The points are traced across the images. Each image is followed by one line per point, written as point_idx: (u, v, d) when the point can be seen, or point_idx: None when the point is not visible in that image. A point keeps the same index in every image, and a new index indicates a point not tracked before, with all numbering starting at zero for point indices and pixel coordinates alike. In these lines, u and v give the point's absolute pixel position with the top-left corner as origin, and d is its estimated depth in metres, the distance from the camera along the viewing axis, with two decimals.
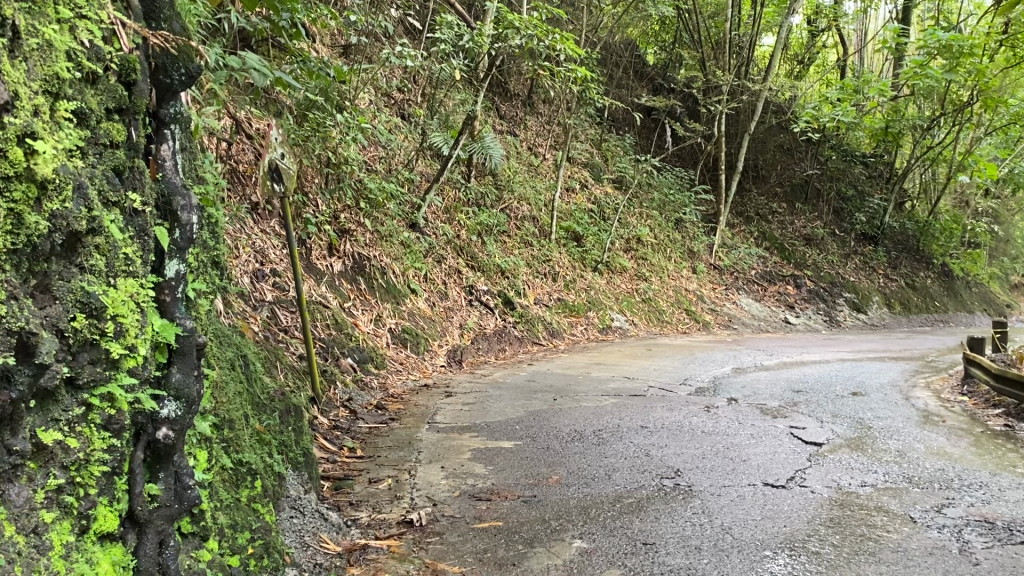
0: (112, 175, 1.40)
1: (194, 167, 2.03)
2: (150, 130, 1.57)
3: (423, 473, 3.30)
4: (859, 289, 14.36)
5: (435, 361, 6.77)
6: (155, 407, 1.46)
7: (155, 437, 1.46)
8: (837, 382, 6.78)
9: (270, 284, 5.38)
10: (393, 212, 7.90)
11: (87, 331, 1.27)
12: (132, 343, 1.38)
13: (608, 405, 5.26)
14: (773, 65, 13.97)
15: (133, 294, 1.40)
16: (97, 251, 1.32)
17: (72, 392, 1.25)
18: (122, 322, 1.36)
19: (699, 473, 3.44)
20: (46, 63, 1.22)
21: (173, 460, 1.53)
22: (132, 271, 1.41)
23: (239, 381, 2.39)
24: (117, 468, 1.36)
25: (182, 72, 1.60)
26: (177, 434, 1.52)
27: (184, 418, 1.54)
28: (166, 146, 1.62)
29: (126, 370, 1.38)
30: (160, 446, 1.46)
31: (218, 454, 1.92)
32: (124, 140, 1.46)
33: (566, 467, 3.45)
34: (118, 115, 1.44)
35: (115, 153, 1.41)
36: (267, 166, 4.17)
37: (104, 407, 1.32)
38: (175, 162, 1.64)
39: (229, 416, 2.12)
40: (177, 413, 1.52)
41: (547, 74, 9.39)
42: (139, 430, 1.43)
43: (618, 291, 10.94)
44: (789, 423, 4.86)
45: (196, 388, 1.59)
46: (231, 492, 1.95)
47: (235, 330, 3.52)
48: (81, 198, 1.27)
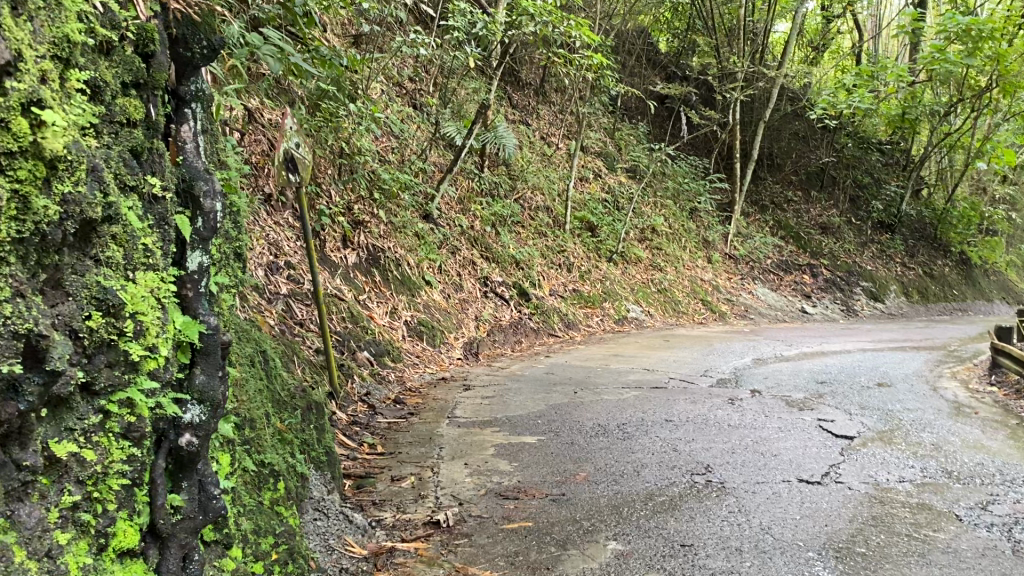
0: (131, 158, 1.31)
1: (215, 152, 1.94)
2: (169, 108, 1.48)
3: (446, 470, 3.21)
4: (876, 278, 14.19)
5: (451, 354, 6.67)
6: (177, 412, 1.37)
7: (178, 444, 1.38)
8: (862, 373, 6.64)
9: (285, 277, 5.29)
10: (407, 203, 7.80)
11: (104, 330, 1.18)
12: (153, 342, 1.30)
13: (630, 398, 5.16)
14: (789, 51, 13.79)
15: (154, 289, 1.32)
16: (114, 242, 1.23)
17: (88, 398, 1.16)
18: (142, 320, 1.27)
19: (730, 469, 3.34)
20: (54, 25, 1.12)
21: (197, 469, 1.45)
22: (152, 263, 1.33)
23: (259, 378, 2.30)
24: (137, 480, 1.27)
25: (204, 44, 1.52)
26: (201, 441, 1.43)
27: (208, 423, 1.46)
28: (187, 126, 1.53)
29: (147, 372, 1.29)
30: (183, 453, 1.38)
31: (240, 456, 1.84)
32: (142, 119, 1.36)
33: (593, 463, 3.35)
34: (135, 90, 1.35)
35: (133, 133, 1.32)
36: (282, 156, 4.07)
37: (124, 414, 1.23)
38: (197, 144, 1.54)
39: (251, 416, 2.03)
40: (200, 417, 1.43)
41: (561, 62, 9.26)
42: (160, 438, 1.34)
43: (634, 282, 10.82)
44: (817, 415, 4.74)
45: (220, 390, 1.50)
46: (254, 497, 1.86)
47: (252, 325, 3.44)
48: (97, 181, 1.17)
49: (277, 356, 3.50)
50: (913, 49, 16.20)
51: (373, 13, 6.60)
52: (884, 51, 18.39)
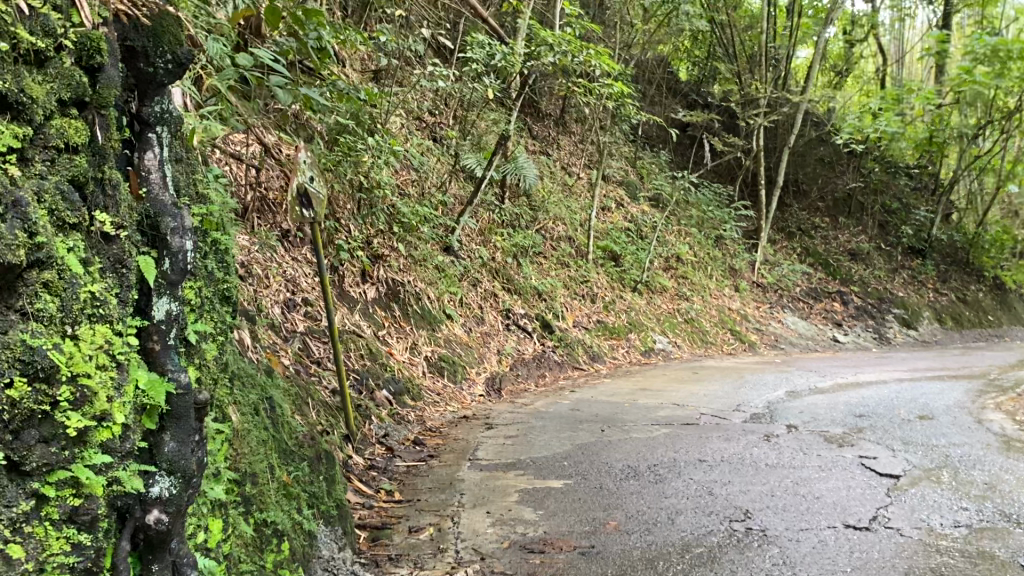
0: (70, 190, 1.26)
1: (191, 182, 1.81)
2: (131, 136, 1.47)
3: (466, 519, 3.03)
4: (908, 304, 13.84)
5: (474, 390, 6.49)
6: (142, 486, 1.34)
7: (145, 520, 1.35)
8: (900, 405, 6.38)
9: (302, 313, 5.18)
10: (428, 235, 7.69)
11: (29, 401, 1.10)
12: (103, 407, 1.25)
13: (660, 435, 4.94)
14: (811, 76, 13.68)
15: (107, 345, 1.28)
16: (47, 289, 1.17)
17: (17, 480, 1.08)
18: (86, 383, 1.21)
19: (770, 515, 3.13)
20: None
21: (171, 548, 1.43)
22: (103, 314, 1.28)
23: (263, 428, 2.15)
24: (92, 567, 1.21)
25: (166, 57, 1.51)
26: (172, 519, 1.41)
27: (179, 496, 1.44)
28: (151, 153, 1.52)
29: (99, 444, 1.24)
30: (153, 534, 1.36)
31: (235, 519, 1.73)
32: (86, 142, 1.31)
33: (624, 510, 3.15)
34: (77, 109, 1.30)
35: (73, 161, 1.27)
36: (295, 191, 3.97)
37: (65, 497, 1.16)
38: (161, 175, 1.54)
39: (250, 472, 1.90)
40: (170, 489, 1.41)
41: (581, 91, 9.18)
42: (125, 515, 1.31)
43: (660, 312, 10.61)
44: (858, 452, 4.50)
45: (194, 458, 1.49)
46: (253, 561, 1.75)
47: (262, 368, 3.30)
48: (18, 218, 1.12)
49: (288, 400, 3.36)
50: (938, 73, 16.04)
51: (391, 46, 6.57)
52: (908, 74, 18.20)
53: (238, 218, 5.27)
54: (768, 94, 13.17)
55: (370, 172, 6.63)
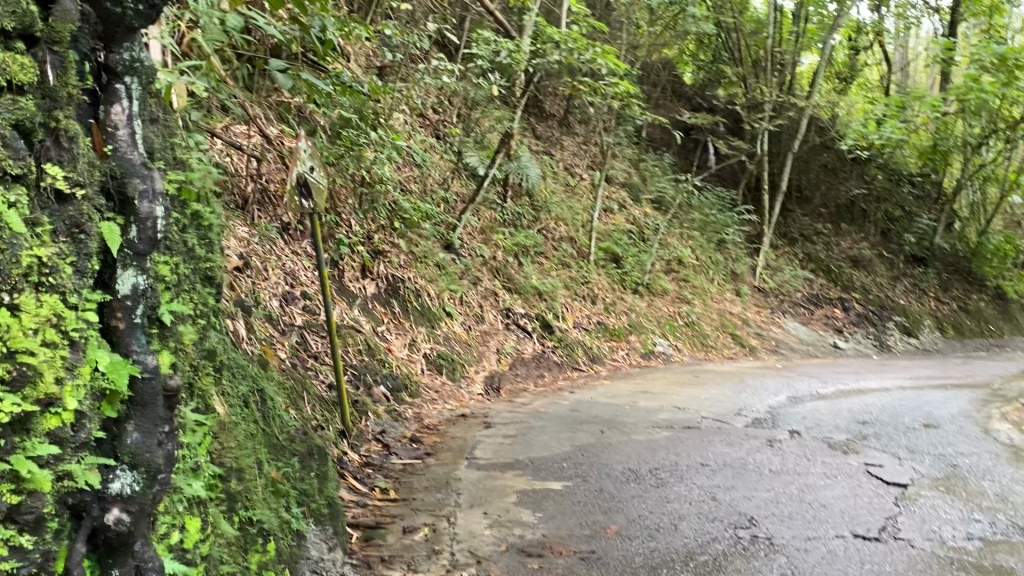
0: (14, 136, 1.26)
1: (168, 148, 1.72)
2: (95, 92, 1.45)
3: (463, 519, 2.93)
4: (910, 311, 13.72)
5: (472, 390, 6.38)
6: (98, 481, 1.31)
7: (103, 519, 1.32)
8: (906, 413, 6.26)
9: (300, 307, 5.07)
10: (428, 232, 7.60)
11: None
12: (54, 390, 1.23)
13: (662, 439, 4.84)
14: (817, 81, 13.57)
15: (56, 312, 1.26)
16: None
17: None
18: (29, 360, 1.19)
19: (776, 522, 3.03)
20: None
21: (136, 553, 1.38)
22: (52, 284, 1.27)
23: (252, 420, 2.06)
24: (40, 567, 1.19)
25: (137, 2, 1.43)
26: (134, 520, 1.38)
27: (143, 493, 1.40)
28: (120, 108, 1.49)
29: (45, 427, 1.22)
30: (113, 536, 1.33)
31: (215, 518, 1.64)
32: (34, 83, 1.32)
33: (625, 514, 3.05)
34: (24, 46, 1.31)
35: (19, 103, 1.27)
36: (295, 180, 3.87)
37: (6, 484, 1.14)
38: (131, 133, 1.51)
39: (235, 466, 1.81)
40: (134, 485, 1.38)
41: (587, 90, 9.08)
42: (80, 512, 1.29)
43: (661, 315, 10.49)
44: (864, 459, 4.40)
45: (161, 452, 1.46)
46: (234, 562, 1.66)
47: (256, 360, 3.20)
48: None
49: (282, 393, 3.26)
50: (944, 81, 15.96)
51: (396, 39, 6.46)
52: (914, 82, 18.11)
53: (235, 208, 5.17)
54: (775, 98, 13.07)
55: (371, 165, 6.53)
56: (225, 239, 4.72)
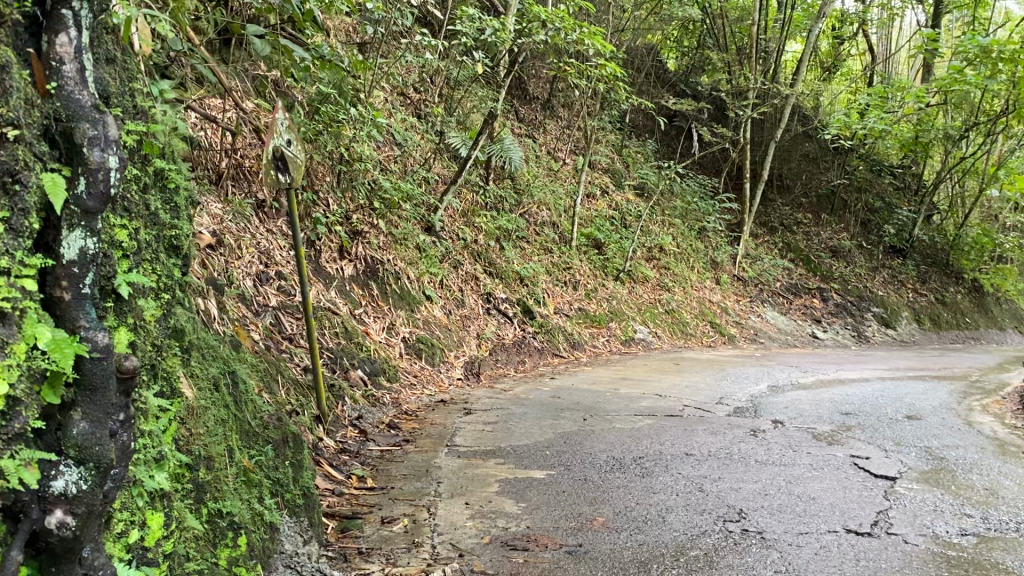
0: None
1: (126, 94, 1.55)
2: (33, 17, 1.25)
3: (444, 510, 2.82)
4: (888, 303, 13.77)
5: (451, 375, 6.27)
6: (38, 478, 1.16)
7: (43, 522, 1.17)
8: (887, 404, 6.23)
9: (275, 287, 4.91)
10: (409, 214, 7.46)
11: None
12: None
13: (644, 427, 4.75)
14: (801, 69, 13.52)
15: None
16: None
17: None
18: None
19: (766, 515, 2.95)
20: None
21: (82, 557, 1.24)
22: None
23: (223, 405, 1.93)
24: None
25: None
26: (81, 524, 1.22)
27: (91, 493, 1.25)
28: (65, 37, 1.28)
29: None
30: (55, 540, 1.18)
31: (179, 513, 1.52)
32: None
33: (612, 505, 2.95)
34: None
35: None
36: (271, 153, 3.72)
37: None
38: (79, 68, 1.31)
39: (203, 455, 1.68)
40: (81, 484, 1.23)
41: (572, 72, 8.94)
42: (18, 515, 1.13)
43: (641, 302, 10.43)
44: (850, 451, 4.35)
45: (113, 443, 1.30)
46: (200, 561, 1.55)
47: (229, 342, 3.07)
48: None
49: (256, 378, 3.12)
50: (926, 73, 15.97)
51: (379, 13, 6.29)
52: (896, 74, 18.14)
53: (209, 184, 5.00)
54: (759, 86, 13.01)
55: (351, 144, 6.36)
56: (198, 215, 4.57)
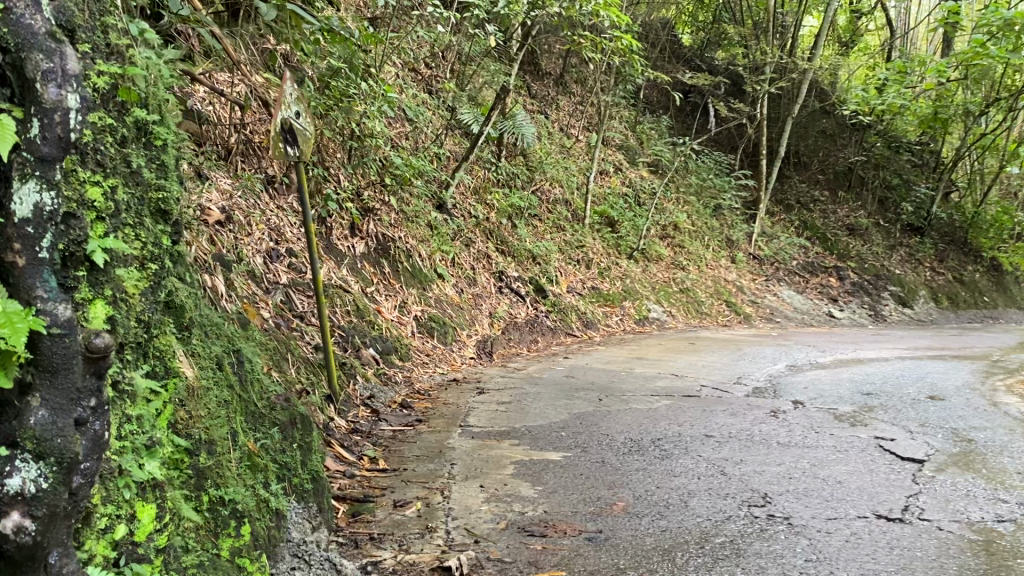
0: None
1: (98, 30, 1.43)
2: None
3: (458, 493, 2.72)
4: (905, 282, 13.58)
5: (464, 354, 6.17)
6: None
7: None
8: (909, 384, 6.10)
9: (286, 265, 4.81)
10: (420, 190, 7.33)
11: None
12: None
13: (662, 407, 4.65)
14: (819, 44, 13.24)
15: None
16: None
17: None
18: None
19: (792, 500, 2.85)
20: None
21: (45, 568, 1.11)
22: None
23: (226, 385, 1.83)
24: None
25: None
26: (43, 527, 1.10)
27: (54, 492, 1.12)
28: None
29: None
30: (12, 549, 1.05)
31: (172, 503, 1.41)
32: None
33: (631, 489, 2.85)
34: None
35: None
36: (279, 125, 3.59)
37: None
38: None
39: (203, 439, 1.58)
40: (42, 482, 1.10)
41: (585, 46, 8.75)
42: None
43: (655, 281, 10.29)
44: (874, 433, 4.23)
45: (79, 436, 1.17)
46: (197, 555, 1.44)
47: (236, 320, 2.96)
48: None
49: (263, 356, 3.02)
50: (946, 47, 15.66)
51: None
52: (916, 48, 17.80)
53: (216, 159, 4.90)
54: (776, 59, 12.76)
55: (362, 119, 6.23)
56: (205, 190, 4.47)
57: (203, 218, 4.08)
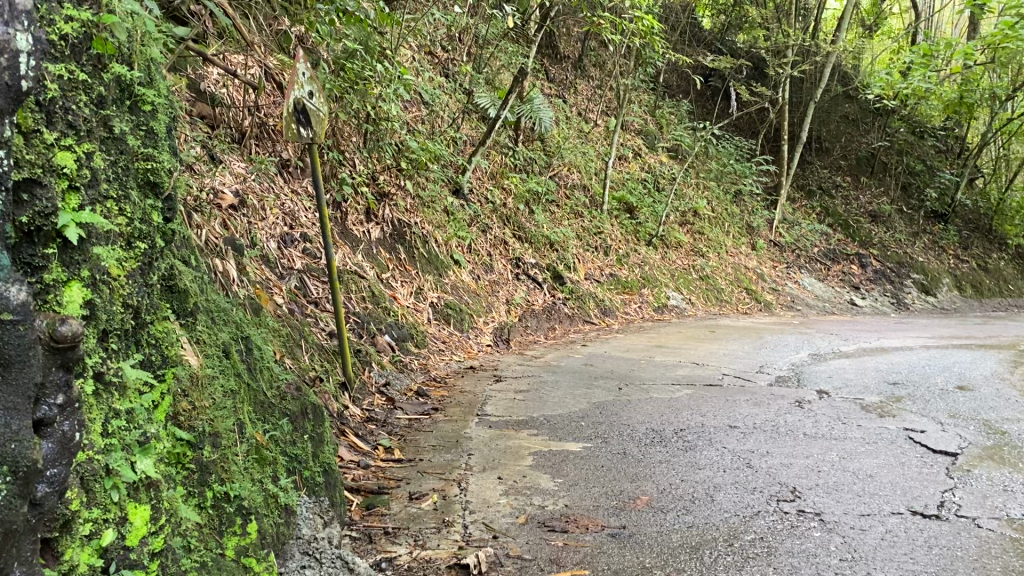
0: None
1: None
2: None
3: (476, 485, 2.64)
4: (929, 269, 13.35)
5: (481, 341, 6.08)
6: None
7: None
8: (936, 374, 5.96)
9: (300, 250, 4.73)
10: (437, 175, 7.24)
11: None
12: None
13: (683, 397, 4.54)
14: (843, 26, 12.99)
15: None
16: None
17: None
18: None
19: (823, 495, 2.75)
20: None
21: None
22: None
23: (232, 374, 1.75)
24: None
25: None
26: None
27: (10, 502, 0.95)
28: None
29: None
30: None
31: (167, 503, 1.31)
32: None
33: (655, 482, 2.75)
34: None
35: None
36: (292, 106, 3.49)
37: None
38: None
39: (207, 431, 1.50)
40: None
41: (605, 28, 8.60)
42: None
43: (674, 267, 10.15)
44: (903, 424, 4.10)
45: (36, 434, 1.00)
46: (195, 559, 1.34)
47: (247, 306, 2.88)
48: None
49: (275, 344, 2.94)
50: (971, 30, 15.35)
51: None
52: (941, 31, 17.47)
53: (230, 142, 4.82)
54: (798, 42, 12.53)
55: (378, 102, 6.13)
56: (219, 174, 4.39)
57: (216, 201, 4.00)
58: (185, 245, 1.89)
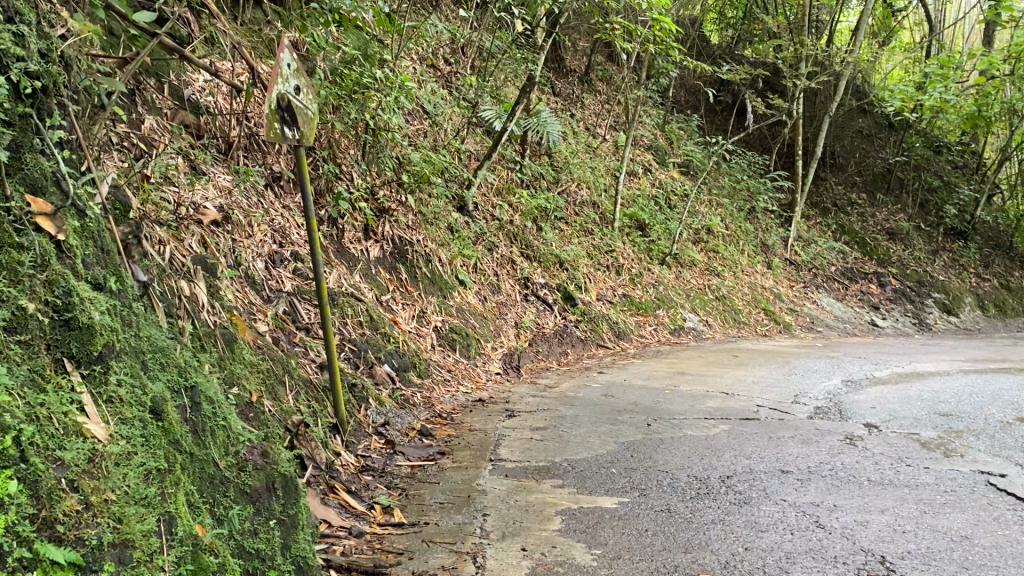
0: None
1: None
2: None
3: (495, 560, 2.13)
4: (950, 289, 12.80)
5: (489, 369, 5.57)
6: None
7: None
8: (987, 402, 5.43)
9: (289, 270, 4.23)
10: (439, 190, 6.75)
11: None
12: None
13: (721, 433, 4.02)
14: (861, 35, 12.48)
15: None
16: None
17: None
18: None
19: (921, 568, 2.23)
20: None
21: None
22: None
23: (162, 445, 1.35)
24: None
25: None
26: None
27: None
28: None
29: None
30: None
31: None
32: None
33: (715, 554, 2.23)
34: None
35: None
36: (276, 102, 2.99)
37: None
38: None
39: (108, 540, 1.10)
40: None
41: (617, 35, 8.13)
42: None
43: (688, 288, 9.65)
44: (978, 466, 3.57)
45: None
46: None
47: (218, 340, 2.39)
48: None
49: (250, 385, 2.44)
50: (988, 41, 14.80)
51: None
52: (956, 44, 17.06)
53: (215, 153, 4.33)
54: (812, 53, 11.99)
55: (377, 110, 5.63)
56: (200, 187, 3.91)
57: (195, 217, 3.52)
58: (103, 262, 1.47)
